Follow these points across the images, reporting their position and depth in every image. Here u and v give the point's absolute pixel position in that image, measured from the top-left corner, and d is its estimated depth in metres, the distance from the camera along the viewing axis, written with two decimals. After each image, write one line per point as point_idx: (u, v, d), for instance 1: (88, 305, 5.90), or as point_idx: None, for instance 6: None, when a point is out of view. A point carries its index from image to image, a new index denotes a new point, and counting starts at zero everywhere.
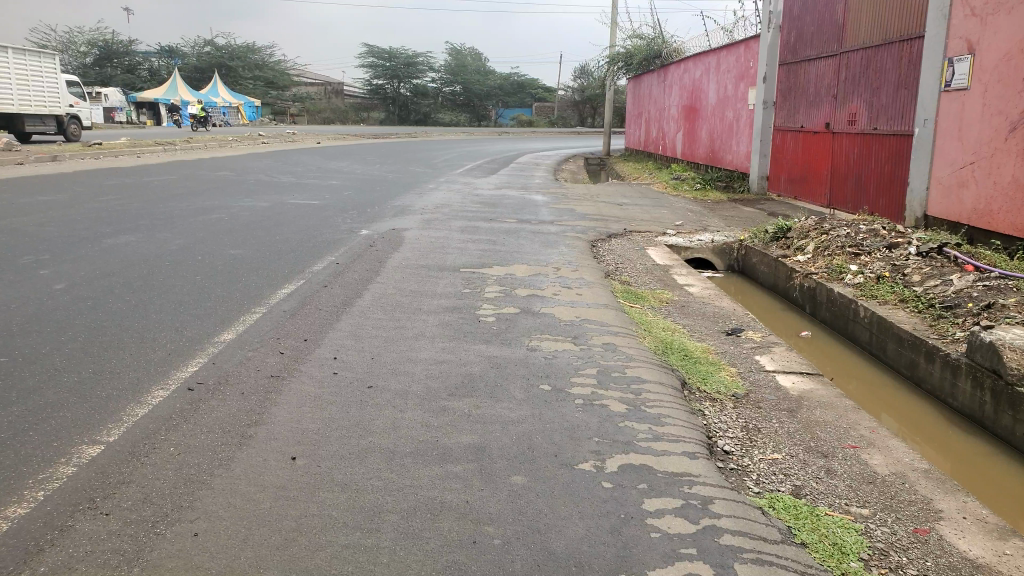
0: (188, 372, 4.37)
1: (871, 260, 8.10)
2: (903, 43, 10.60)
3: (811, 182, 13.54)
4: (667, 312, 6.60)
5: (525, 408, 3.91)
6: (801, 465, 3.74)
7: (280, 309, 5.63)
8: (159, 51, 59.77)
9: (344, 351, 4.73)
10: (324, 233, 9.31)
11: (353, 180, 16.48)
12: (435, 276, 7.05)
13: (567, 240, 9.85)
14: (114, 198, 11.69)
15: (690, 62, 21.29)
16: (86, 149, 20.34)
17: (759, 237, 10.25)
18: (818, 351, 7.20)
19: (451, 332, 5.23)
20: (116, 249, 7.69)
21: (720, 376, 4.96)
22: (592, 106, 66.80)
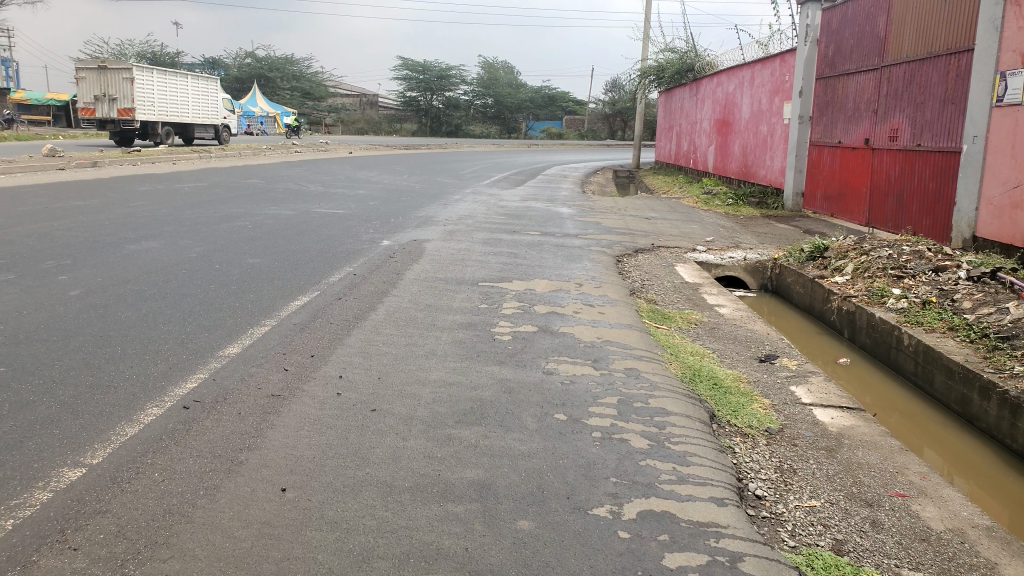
0: (184, 390, 3.82)
1: (915, 283, 7.69)
2: (951, 57, 10.15)
3: (849, 199, 13.09)
4: (698, 336, 6.21)
5: (536, 439, 3.57)
6: (843, 516, 3.46)
7: (289, 320, 5.34)
8: (201, 62, 60.75)
9: (350, 369, 4.33)
10: (345, 243, 9.07)
11: (381, 189, 16.35)
12: (453, 289, 6.77)
13: (593, 254, 9.51)
14: (144, 202, 11.71)
15: (723, 75, 20.91)
16: (123, 154, 20.53)
17: (795, 255, 9.85)
18: (857, 380, 6.81)
19: (464, 351, 4.92)
20: (138, 253, 7.58)
21: (752, 409, 4.62)
22: (624, 119, 66.38)
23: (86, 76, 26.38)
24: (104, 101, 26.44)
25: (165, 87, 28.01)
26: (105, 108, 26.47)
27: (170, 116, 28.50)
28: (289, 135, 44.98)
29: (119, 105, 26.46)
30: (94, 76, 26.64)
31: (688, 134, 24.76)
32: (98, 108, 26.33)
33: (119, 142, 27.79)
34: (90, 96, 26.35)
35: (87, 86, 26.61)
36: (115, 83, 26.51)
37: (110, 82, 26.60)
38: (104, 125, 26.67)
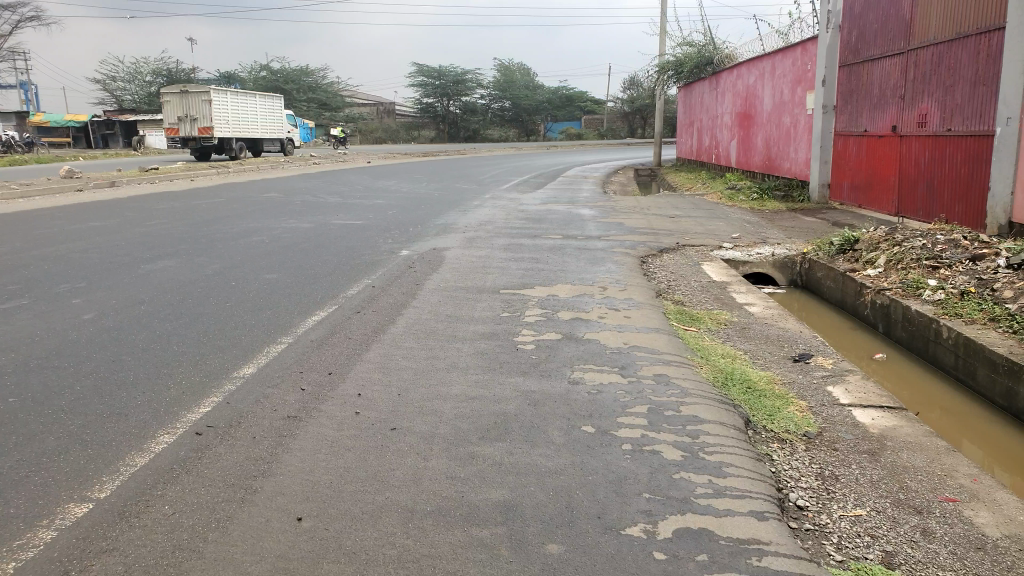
0: (196, 415, 3.72)
1: (951, 273, 7.44)
2: (981, 36, 9.86)
3: (877, 189, 12.79)
4: (728, 337, 6.02)
5: (564, 454, 3.43)
6: (891, 526, 3.26)
7: (306, 337, 5.23)
8: (217, 78, 61.26)
9: (370, 387, 4.19)
10: (364, 254, 8.97)
11: (400, 198, 16.28)
12: (475, 298, 6.63)
13: (617, 256, 9.33)
14: (162, 221, 11.72)
15: (743, 68, 20.60)
16: (140, 173, 20.65)
17: (824, 249, 9.61)
18: (894, 376, 6.58)
19: (487, 362, 4.78)
20: (156, 273, 7.54)
21: (788, 412, 4.43)
22: (642, 117, 66.02)
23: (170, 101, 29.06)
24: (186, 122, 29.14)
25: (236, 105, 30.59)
26: (187, 127, 29.20)
27: (241, 130, 31.03)
28: (335, 143, 47.32)
29: (199, 124, 29.14)
30: (179, 100, 29.61)
31: (709, 129, 24.45)
32: (181, 127, 29.17)
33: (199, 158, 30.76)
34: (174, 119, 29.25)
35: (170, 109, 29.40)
36: (195, 105, 29.22)
37: (191, 104, 29.37)
38: (187, 142, 29.55)
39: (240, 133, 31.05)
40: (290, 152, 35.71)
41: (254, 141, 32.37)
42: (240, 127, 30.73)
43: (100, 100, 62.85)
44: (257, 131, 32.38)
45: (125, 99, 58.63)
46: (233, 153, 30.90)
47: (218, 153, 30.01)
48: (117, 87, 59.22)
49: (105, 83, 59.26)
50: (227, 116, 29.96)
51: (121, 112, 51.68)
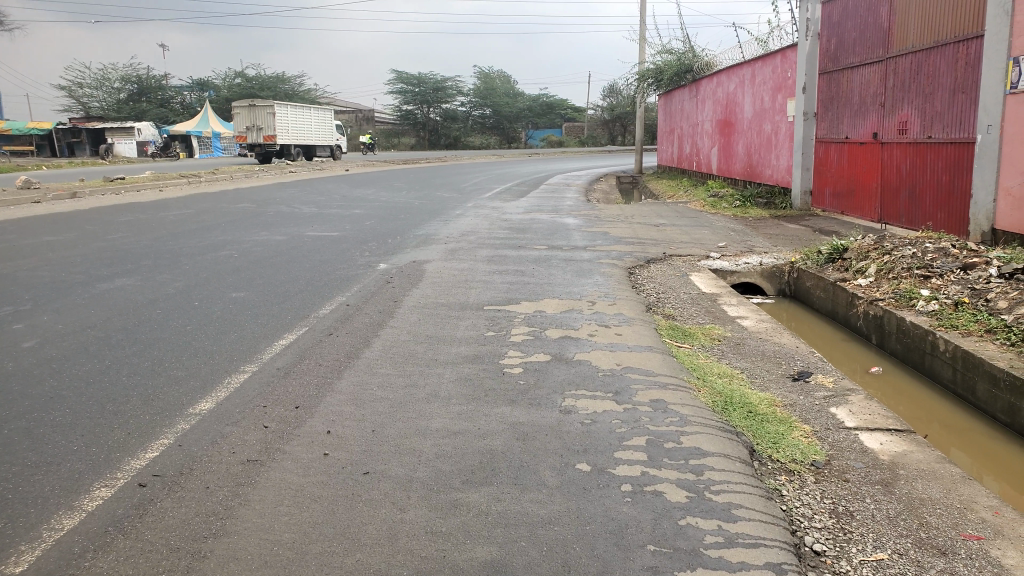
0: (137, 464, 3.49)
1: (944, 283, 7.18)
2: (958, 45, 9.67)
3: (860, 196, 12.57)
4: (722, 354, 5.72)
5: (556, 500, 3.14)
6: (917, 572, 2.87)
7: (273, 365, 4.89)
8: (191, 85, 60.80)
9: (340, 423, 3.95)
10: (339, 269, 8.61)
11: (377, 207, 15.96)
12: (456, 316, 6.30)
13: (603, 267, 9.05)
14: (125, 234, 11.31)
15: (724, 75, 20.38)
16: (106, 183, 20.12)
17: (812, 258, 9.37)
18: (891, 390, 6.29)
19: (470, 390, 4.44)
20: (114, 293, 7.17)
21: (794, 439, 4.09)
22: (622, 124, 66.14)
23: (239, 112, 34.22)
24: (253, 131, 34.57)
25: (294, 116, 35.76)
26: (255, 135, 34.52)
27: (298, 137, 36.27)
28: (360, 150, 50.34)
29: (265, 133, 34.53)
30: (246, 111, 34.76)
31: (690, 136, 24.23)
32: (250, 135, 34.66)
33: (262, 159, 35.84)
34: (244, 127, 34.62)
35: (240, 119, 34.74)
36: (261, 117, 34.52)
37: (257, 115, 34.69)
38: (253, 148, 34.94)
39: (298, 140, 36.35)
40: (338, 155, 40.52)
41: (308, 146, 37.50)
42: (298, 134, 35.96)
43: (70, 108, 62.19)
44: (311, 138, 37.56)
45: (93, 105, 57.81)
46: (292, 156, 36.37)
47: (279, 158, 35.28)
48: (85, 94, 58.54)
49: (75, 89, 58.64)
50: (288, 125, 35.18)
51: (91, 120, 51.16)
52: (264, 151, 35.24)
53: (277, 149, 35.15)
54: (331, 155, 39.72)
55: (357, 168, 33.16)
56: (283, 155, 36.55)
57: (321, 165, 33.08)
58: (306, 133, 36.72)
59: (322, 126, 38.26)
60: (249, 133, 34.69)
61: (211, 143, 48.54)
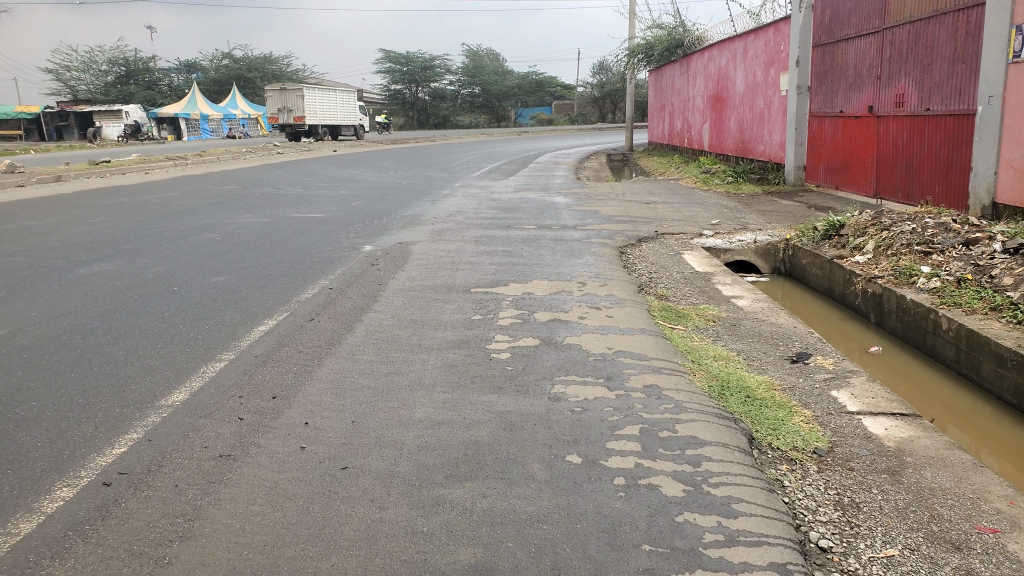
0: (102, 462, 3.27)
1: (945, 259, 7.01)
2: (958, 14, 9.45)
3: (855, 170, 12.38)
4: (718, 336, 5.53)
5: (547, 496, 2.95)
6: (931, 570, 2.70)
7: (250, 353, 4.67)
8: (178, 67, 60.00)
9: (319, 413, 3.74)
10: (323, 251, 8.38)
11: (365, 188, 15.71)
12: (442, 299, 6.09)
13: (594, 247, 8.83)
14: (105, 217, 11.03)
15: (715, 50, 20.09)
16: (89, 167, 19.74)
17: (808, 234, 9.19)
18: (892, 372, 6.12)
19: (456, 377, 4.24)
20: (90, 278, 6.92)
21: (795, 426, 3.92)
22: (612, 101, 65.71)
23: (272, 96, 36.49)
24: (284, 113, 36.83)
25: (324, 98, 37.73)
26: (285, 116, 36.77)
27: (326, 117, 38.17)
28: (380, 130, 51.15)
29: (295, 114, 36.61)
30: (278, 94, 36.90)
31: (681, 113, 23.96)
32: (281, 117, 36.81)
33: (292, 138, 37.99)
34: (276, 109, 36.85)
35: (274, 102, 37.04)
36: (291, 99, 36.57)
37: (288, 98, 36.71)
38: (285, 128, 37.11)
39: (327, 121, 38.16)
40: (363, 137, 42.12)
41: (336, 128, 39.28)
42: (326, 116, 37.92)
43: (54, 90, 61.31)
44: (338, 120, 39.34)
45: (80, 88, 57.00)
46: (321, 137, 38.27)
47: (308, 138, 37.36)
48: (71, 76, 57.70)
49: (60, 72, 57.80)
50: (316, 107, 37.14)
51: (75, 103, 50.46)
52: (293, 131, 37.53)
53: (305, 130, 37.08)
54: (357, 135, 41.38)
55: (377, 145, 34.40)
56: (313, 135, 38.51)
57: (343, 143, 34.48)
58: (333, 114, 38.47)
59: (348, 108, 40.04)
60: (280, 114, 36.88)
61: (198, 124, 48.00)
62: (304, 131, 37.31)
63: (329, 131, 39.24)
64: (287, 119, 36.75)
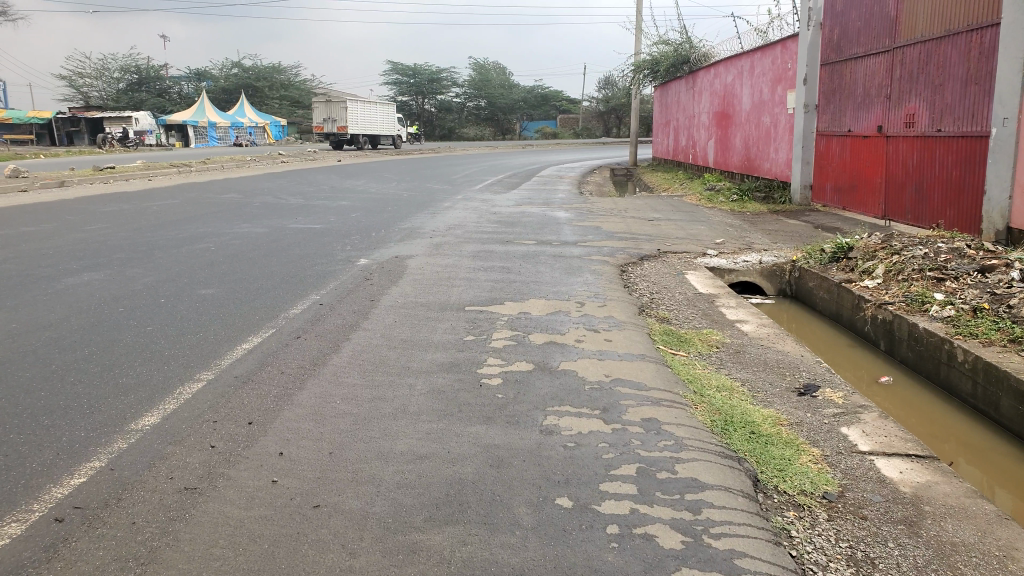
0: (56, 494, 3.03)
1: (959, 286, 6.77)
2: (971, 35, 9.25)
3: (863, 191, 12.15)
4: (721, 363, 5.30)
5: (535, 546, 2.71)
6: None
7: (230, 373, 4.45)
8: (188, 74, 60.24)
9: (295, 442, 3.50)
10: (318, 263, 8.18)
11: (367, 199, 15.54)
12: (435, 318, 5.86)
13: (595, 264, 8.61)
14: (102, 224, 10.85)
15: (721, 66, 19.91)
16: (94, 172, 19.67)
17: (815, 256, 8.96)
18: (903, 405, 5.88)
19: (443, 405, 4.01)
20: (77, 288, 6.72)
21: (804, 467, 3.68)
22: (618, 117, 65.84)
23: (318, 105, 38.98)
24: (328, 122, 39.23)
25: (366, 109, 39.96)
26: (329, 125, 39.12)
27: (366, 127, 40.42)
28: (410, 138, 53.09)
29: (339, 124, 38.92)
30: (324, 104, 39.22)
31: (686, 129, 23.80)
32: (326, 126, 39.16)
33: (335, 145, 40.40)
34: (322, 118, 39.21)
35: (319, 112, 39.52)
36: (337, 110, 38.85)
37: (333, 108, 38.98)
38: (330, 136, 39.54)
39: (368, 130, 40.43)
40: (398, 145, 44.41)
41: (376, 138, 41.38)
42: (367, 126, 40.12)
43: (65, 95, 61.63)
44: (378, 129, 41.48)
45: (91, 95, 57.33)
46: (362, 144, 40.57)
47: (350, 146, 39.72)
48: (82, 82, 57.95)
49: (71, 77, 58.07)
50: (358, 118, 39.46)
51: (85, 108, 50.59)
52: (337, 138, 39.96)
53: (348, 138, 39.33)
54: (394, 145, 43.50)
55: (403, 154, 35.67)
56: (354, 143, 40.79)
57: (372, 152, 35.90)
58: (374, 125, 40.65)
59: (388, 118, 42.21)
60: (326, 123, 39.26)
61: (206, 131, 48.15)
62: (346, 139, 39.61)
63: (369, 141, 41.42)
64: (331, 127, 39.13)
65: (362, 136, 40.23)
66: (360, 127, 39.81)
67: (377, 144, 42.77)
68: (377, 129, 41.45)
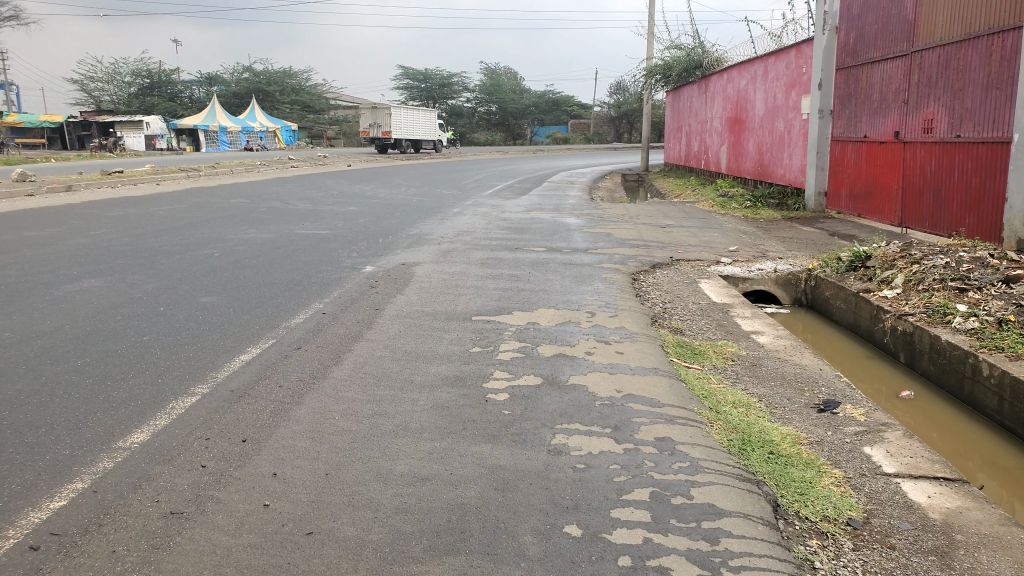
0: (34, 519, 2.87)
1: (981, 297, 6.55)
2: (993, 37, 9.03)
3: (879, 198, 11.93)
4: (736, 377, 5.10)
5: None
6: None
7: (226, 387, 4.29)
8: (200, 79, 60.43)
9: (289, 463, 3.35)
10: (323, 270, 8.02)
11: (375, 204, 15.40)
12: (441, 328, 5.69)
13: (605, 273, 8.43)
14: (107, 229, 10.74)
15: (734, 72, 19.69)
16: (102, 176, 19.60)
17: (832, 265, 8.75)
18: (927, 421, 5.65)
19: (447, 423, 3.84)
20: (76, 295, 6.60)
21: (826, 490, 3.49)
22: (629, 122, 65.70)
23: (364, 112, 40.62)
24: (375, 128, 40.89)
25: (410, 116, 41.63)
26: (376, 130, 40.79)
27: (410, 133, 42.03)
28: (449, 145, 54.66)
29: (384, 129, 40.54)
30: (370, 111, 40.84)
31: (698, 134, 23.60)
32: (374, 131, 40.85)
33: (380, 150, 42.01)
34: (369, 123, 40.84)
35: (365, 117, 41.36)
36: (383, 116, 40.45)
37: (379, 115, 40.59)
38: (376, 141, 41.20)
39: (412, 135, 42.06)
40: (439, 149, 46.00)
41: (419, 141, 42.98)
42: (410, 131, 41.70)
43: (77, 100, 61.91)
44: (420, 134, 43.07)
45: (102, 99, 57.57)
46: (405, 149, 42.19)
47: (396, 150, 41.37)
48: (95, 86, 58.09)
49: (83, 81, 58.29)
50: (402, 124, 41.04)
51: (97, 113, 50.71)
52: (382, 143, 41.58)
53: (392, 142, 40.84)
54: (435, 149, 45.04)
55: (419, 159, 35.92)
56: (399, 148, 42.45)
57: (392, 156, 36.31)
58: (417, 130, 42.32)
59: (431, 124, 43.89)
60: (373, 129, 40.94)
61: (218, 135, 48.29)
62: (391, 143, 41.30)
63: (412, 145, 43.06)
64: (376, 132, 40.95)
65: (405, 140, 41.90)
66: (404, 132, 41.41)
67: (419, 149, 44.34)
68: (419, 134, 43.09)
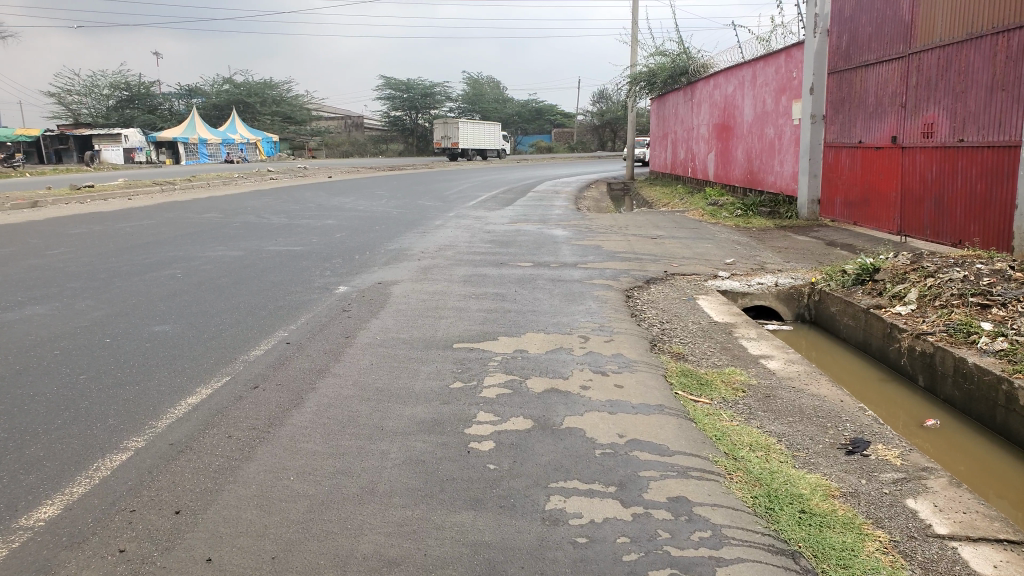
0: None
1: (1007, 314, 6.00)
2: (996, 37, 8.55)
3: (876, 206, 11.43)
4: (751, 412, 4.52)
5: None
6: None
7: (163, 441, 3.73)
8: (179, 91, 59.73)
9: (228, 544, 2.80)
10: (291, 292, 7.42)
11: (353, 217, 14.82)
12: (418, 359, 5.12)
13: (596, 289, 7.88)
14: (65, 248, 10.08)
15: (722, 78, 19.22)
16: (70, 191, 18.94)
17: (837, 278, 8.23)
18: (959, 455, 5.01)
19: (420, 485, 3.27)
20: (16, 324, 5.99)
21: (872, 559, 2.90)
22: (612, 130, 65.68)
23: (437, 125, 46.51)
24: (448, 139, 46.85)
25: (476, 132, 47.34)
26: (447, 142, 46.67)
27: (475, 143, 47.76)
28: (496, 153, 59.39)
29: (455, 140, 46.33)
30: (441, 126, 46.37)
31: (685, 142, 23.12)
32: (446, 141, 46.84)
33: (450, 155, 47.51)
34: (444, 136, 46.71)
35: (439, 130, 47.58)
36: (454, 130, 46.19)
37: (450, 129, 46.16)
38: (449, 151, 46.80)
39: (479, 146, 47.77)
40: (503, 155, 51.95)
41: (484, 151, 48.59)
42: (477, 140, 47.44)
43: (52, 113, 60.92)
44: (486, 143, 49.06)
45: (80, 112, 56.63)
46: (471, 156, 47.56)
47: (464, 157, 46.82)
48: (69, 99, 57.02)
49: (59, 94, 57.32)
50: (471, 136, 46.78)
51: (74, 126, 49.74)
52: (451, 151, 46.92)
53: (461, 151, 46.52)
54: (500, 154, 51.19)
55: (404, 169, 35.50)
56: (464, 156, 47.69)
57: (376, 167, 35.88)
58: (484, 141, 48.13)
59: (494, 137, 49.47)
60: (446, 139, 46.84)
61: (199, 148, 47.54)
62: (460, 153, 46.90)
63: (478, 152, 48.67)
64: (449, 143, 46.78)
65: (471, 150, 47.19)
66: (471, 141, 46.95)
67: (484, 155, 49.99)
68: (484, 143, 49.04)
